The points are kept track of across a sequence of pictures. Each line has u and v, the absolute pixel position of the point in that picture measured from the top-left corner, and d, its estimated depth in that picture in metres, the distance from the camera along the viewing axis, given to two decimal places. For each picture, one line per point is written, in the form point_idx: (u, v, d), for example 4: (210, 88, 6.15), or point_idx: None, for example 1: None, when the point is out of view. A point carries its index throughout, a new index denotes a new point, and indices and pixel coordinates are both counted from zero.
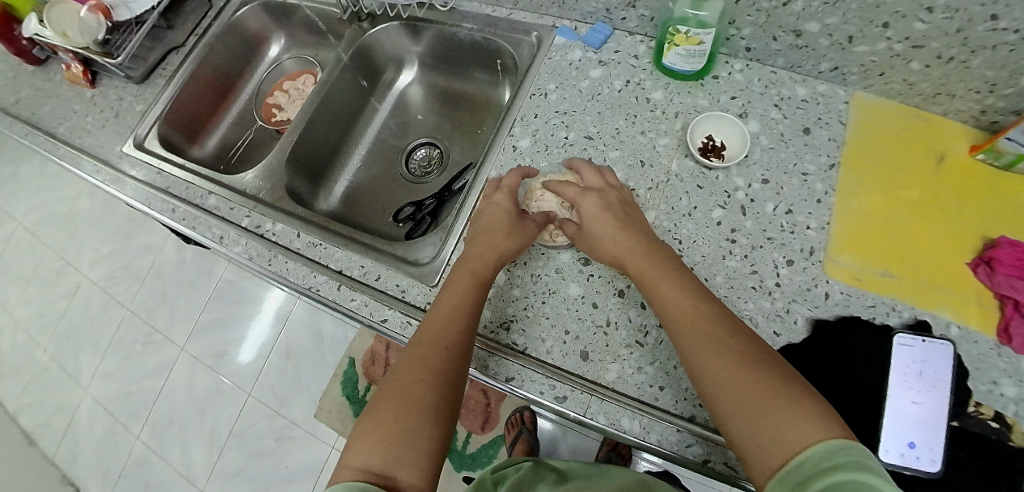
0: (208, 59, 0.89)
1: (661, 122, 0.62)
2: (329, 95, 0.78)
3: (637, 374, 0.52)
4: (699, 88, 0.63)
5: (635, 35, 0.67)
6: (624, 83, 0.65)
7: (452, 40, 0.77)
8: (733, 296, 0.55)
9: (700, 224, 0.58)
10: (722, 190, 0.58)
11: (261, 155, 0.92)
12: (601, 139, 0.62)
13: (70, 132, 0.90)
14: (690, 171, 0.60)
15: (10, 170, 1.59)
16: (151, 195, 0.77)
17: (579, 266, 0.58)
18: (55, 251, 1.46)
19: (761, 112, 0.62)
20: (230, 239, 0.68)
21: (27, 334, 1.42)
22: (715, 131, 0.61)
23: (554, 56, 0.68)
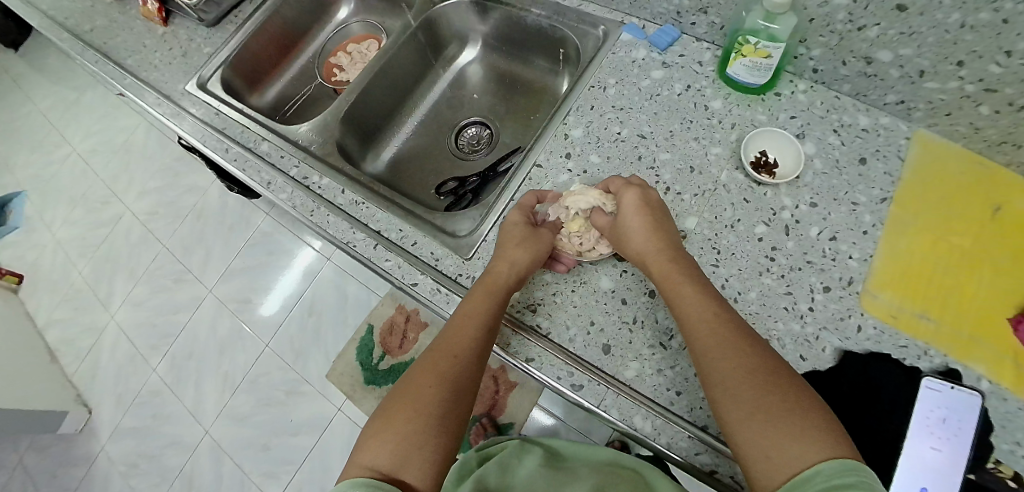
0: (280, 12, 0.93)
1: (716, 131, 0.62)
2: (390, 62, 0.80)
3: (655, 375, 0.52)
4: (760, 102, 0.63)
5: (701, 42, 0.67)
6: (684, 87, 0.65)
7: (519, 24, 0.78)
8: (765, 314, 0.55)
9: (742, 237, 0.57)
10: (768, 208, 0.58)
11: (317, 111, 0.95)
12: (654, 140, 0.62)
13: (138, 62, 0.94)
14: (739, 183, 0.59)
15: (72, 97, 1.66)
16: (208, 133, 0.80)
17: (613, 261, 0.59)
18: (105, 182, 1.54)
19: (818, 136, 0.61)
20: (277, 186, 0.71)
21: (66, 255, 1.51)
22: (773, 147, 0.61)
23: (618, 52, 0.68)
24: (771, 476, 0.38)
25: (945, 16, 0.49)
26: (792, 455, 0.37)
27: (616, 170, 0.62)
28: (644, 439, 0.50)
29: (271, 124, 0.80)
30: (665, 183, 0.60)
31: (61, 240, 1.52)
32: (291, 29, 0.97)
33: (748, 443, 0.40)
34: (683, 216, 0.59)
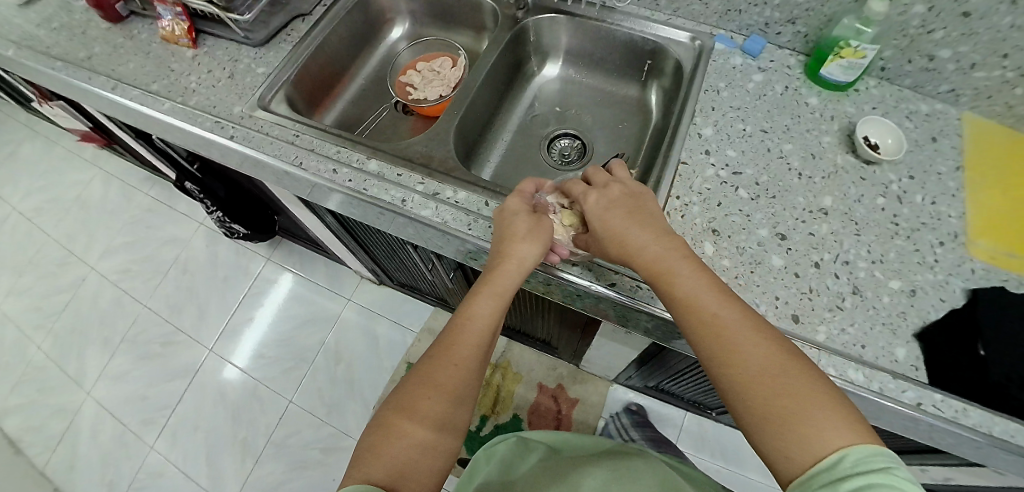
0: (333, 35, 0.90)
1: (822, 123, 0.75)
2: (488, 76, 0.84)
3: (842, 334, 0.61)
4: (847, 98, 0.78)
5: (785, 49, 0.82)
6: (784, 87, 0.78)
7: (607, 38, 0.87)
8: (907, 269, 0.65)
9: (870, 208, 0.69)
10: (881, 183, 0.71)
11: (393, 133, 0.91)
12: (775, 133, 0.74)
13: (174, 88, 0.85)
14: (853, 164, 0.72)
15: (43, 165, 1.60)
16: (299, 155, 0.74)
17: (777, 240, 0.66)
18: (65, 246, 1.44)
19: (898, 121, 0.76)
20: (414, 203, 0.67)
21: (18, 329, 1.35)
22: (880, 134, 0.73)
23: (718, 60, 0.80)
24: (789, 460, 0.42)
25: (999, 19, 0.65)
26: (812, 441, 0.41)
27: (752, 161, 0.71)
28: (856, 389, 0.58)
29: (367, 140, 0.76)
30: (795, 169, 0.71)
31: (14, 315, 1.37)
32: (345, 52, 0.95)
33: (763, 431, 0.44)
34: (819, 195, 0.69)
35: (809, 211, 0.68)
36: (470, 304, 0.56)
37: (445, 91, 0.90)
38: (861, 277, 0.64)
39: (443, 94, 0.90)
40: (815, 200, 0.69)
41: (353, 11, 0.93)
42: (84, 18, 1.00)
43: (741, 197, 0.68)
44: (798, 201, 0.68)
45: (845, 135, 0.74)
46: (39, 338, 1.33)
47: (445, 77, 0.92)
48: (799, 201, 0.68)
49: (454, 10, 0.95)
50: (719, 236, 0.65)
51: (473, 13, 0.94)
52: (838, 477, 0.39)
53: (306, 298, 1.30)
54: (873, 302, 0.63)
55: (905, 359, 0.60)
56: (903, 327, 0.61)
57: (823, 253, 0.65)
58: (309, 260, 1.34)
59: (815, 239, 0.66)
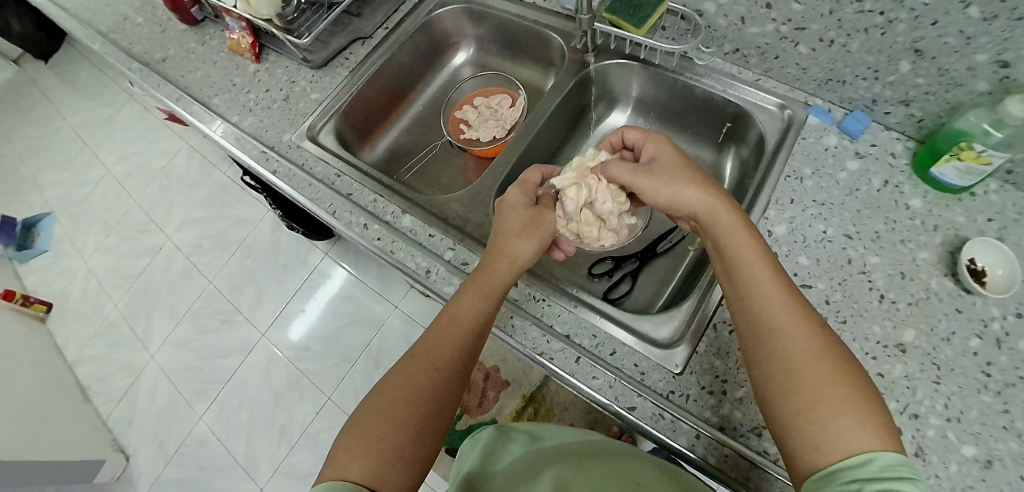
0: (390, 62, 0.90)
1: (920, 233, 0.65)
2: (542, 127, 0.81)
3: None
4: (957, 203, 0.66)
5: (892, 131, 0.69)
6: (882, 182, 0.68)
7: (681, 94, 0.81)
8: (987, 431, 0.56)
9: (959, 351, 0.60)
10: (980, 319, 0.61)
11: (440, 173, 0.91)
12: (861, 241, 0.65)
13: (232, 104, 0.88)
14: (950, 292, 0.62)
15: (138, 135, 1.79)
16: (335, 200, 0.73)
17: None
18: (150, 214, 1.63)
19: (1015, 241, 0.63)
20: (438, 276, 0.65)
21: (100, 284, 1.59)
22: (992, 260, 0.62)
23: (808, 138, 0.71)
24: (814, 452, 0.41)
25: None
26: (842, 435, 0.40)
27: (826, 274, 0.63)
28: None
29: (406, 189, 0.74)
30: (877, 289, 0.63)
31: (101, 273, 1.60)
32: (406, 78, 0.95)
33: (797, 423, 0.42)
34: (901, 328, 0.61)
35: (881, 344, 0.61)
36: (456, 302, 0.56)
37: (498, 132, 0.88)
38: (928, 436, 0.56)
39: (496, 136, 0.88)
40: (894, 332, 0.61)
41: (413, 37, 0.92)
42: (163, 17, 1.06)
43: None
44: (873, 331, 0.61)
45: (948, 251, 0.64)
46: (122, 298, 1.54)
47: (501, 117, 0.91)
48: (874, 331, 0.61)
49: (522, 41, 0.92)
50: None
51: (541, 46, 0.91)
52: (866, 474, 0.38)
53: (349, 297, 1.36)
54: (935, 467, 0.55)
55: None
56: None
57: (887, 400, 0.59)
58: (362, 260, 1.39)
59: (883, 381, 0.59)
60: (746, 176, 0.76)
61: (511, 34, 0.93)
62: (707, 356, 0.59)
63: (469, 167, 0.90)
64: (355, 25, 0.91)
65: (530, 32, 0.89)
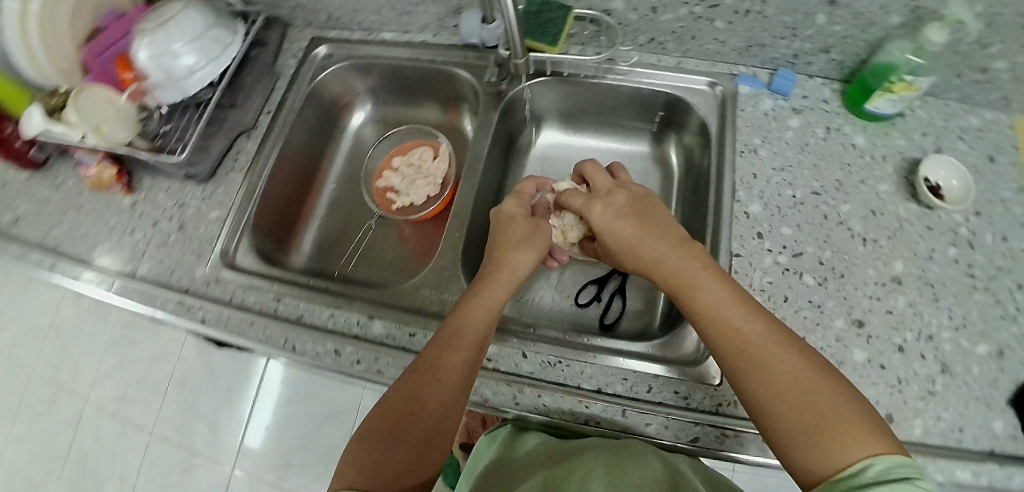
0: (286, 148, 0.80)
1: (874, 168, 0.66)
2: (483, 171, 0.75)
3: (939, 421, 0.55)
4: (893, 127, 0.69)
5: (815, 78, 0.72)
6: (825, 130, 0.69)
7: (604, 91, 0.77)
8: (991, 327, 0.59)
9: (944, 264, 0.62)
10: (947, 230, 0.63)
11: (383, 249, 0.81)
12: (828, 193, 0.65)
13: (123, 251, 0.74)
14: (916, 213, 0.64)
15: (7, 297, 1.50)
16: (287, 331, 0.63)
17: (855, 330, 0.59)
18: (52, 382, 1.38)
19: (950, 144, 0.67)
20: None
21: (28, 478, 1.35)
22: (946, 173, 0.64)
23: (747, 107, 0.71)
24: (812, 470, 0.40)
25: None
26: (839, 450, 0.39)
27: (811, 235, 0.63)
28: (962, 488, 0.53)
29: (357, 290, 0.68)
30: (858, 234, 0.63)
31: (23, 466, 1.36)
32: (307, 159, 0.85)
33: (795, 447, 0.41)
34: (890, 262, 0.62)
35: (881, 284, 0.61)
36: (457, 316, 0.54)
37: (432, 189, 0.82)
38: (946, 350, 0.58)
39: (431, 194, 0.82)
40: (886, 269, 0.62)
41: (300, 116, 0.83)
42: None
43: (808, 284, 0.61)
44: (869, 275, 0.61)
45: (903, 174, 0.66)
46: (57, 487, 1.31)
47: (428, 172, 0.84)
48: (869, 275, 0.62)
49: (420, 84, 0.86)
50: None
51: (444, 85, 0.84)
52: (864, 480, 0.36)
53: (317, 392, 1.23)
54: (964, 377, 0.57)
55: (1003, 431, 0.54)
56: (996, 398, 0.56)
57: (904, 333, 0.59)
58: None
59: (895, 316, 0.60)
60: (697, 163, 0.75)
61: (403, 79, 0.86)
62: None
63: (410, 234, 0.81)
64: (233, 116, 0.78)
65: (429, 74, 0.83)
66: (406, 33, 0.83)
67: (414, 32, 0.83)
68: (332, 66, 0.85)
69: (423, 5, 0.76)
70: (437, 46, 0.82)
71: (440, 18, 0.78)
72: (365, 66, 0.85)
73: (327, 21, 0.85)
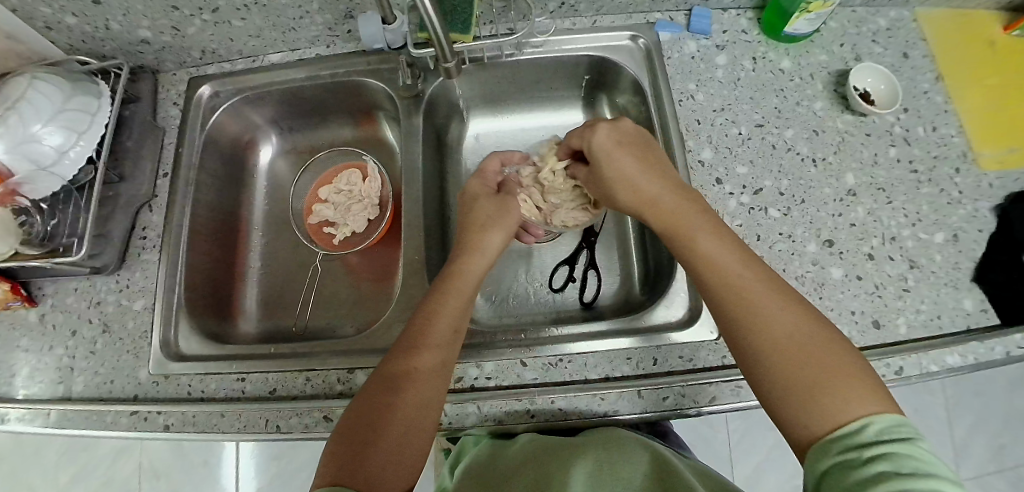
0: (197, 209, 0.71)
1: (806, 88, 0.67)
2: (428, 182, 0.70)
3: (919, 314, 0.59)
4: (812, 44, 0.70)
5: (729, 10, 0.71)
6: (751, 60, 0.69)
7: (531, 67, 0.73)
8: (940, 214, 0.63)
9: (889, 167, 0.64)
10: (884, 132, 0.66)
11: (340, 288, 0.74)
12: (771, 123, 0.66)
13: (50, 374, 0.65)
14: (853, 123, 0.66)
15: None
16: (262, 411, 0.57)
17: (828, 250, 0.61)
18: None
19: (867, 49, 0.70)
20: (454, 416, 0.55)
21: None
22: (873, 79, 0.67)
23: (673, 54, 0.69)
24: (805, 428, 0.39)
25: None
26: (838, 404, 0.38)
27: (766, 168, 0.64)
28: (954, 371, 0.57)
29: (329, 343, 0.61)
30: (807, 156, 0.64)
31: None
32: (223, 215, 0.75)
33: (794, 399, 0.40)
34: (841, 175, 0.64)
35: (840, 200, 0.63)
36: (435, 304, 0.53)
37: (372, 212, 0.75)
38: (910, 247, 0.61)
39: (371, 217, 0.75)
40: (840, 184, 0.64)
41: (202, 170, 0.72)
42: None
43: (775, 217, 0.62)
44: (826, 194, 0.63)
45: (834, 88, 0.67)
46: None
47: (361, 195, 0.75)
48: (826, 194, 0.63)
49: (326, 102, 0.77)
50: None
51: (352, 96, 0.76)
52: (861, 440, 0.36)
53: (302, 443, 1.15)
54: (931, 267, 0.61)
55: (973, 307, 0.59)
56: (963, 279, 0.60)
57: (871, 240, 0.62)
58: None
59: (858, 229, 0.62)
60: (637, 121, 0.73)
61: (305, 101, 0.77)
62: None
63: (363, 265, 0.75)
64: (125, 191, 0.68)
65: (335, 87, 0.74)
66: (296, 50, 0.74)
67: (304, 47, 0.74)
68: (222, 105, 0.74)
69: (307, 16, 0.67)
70: (329, 58, 0.73)
71: (330, 26, 0.70)
72: (259, 97, 0.75)
73: (201, 57, 0.74)
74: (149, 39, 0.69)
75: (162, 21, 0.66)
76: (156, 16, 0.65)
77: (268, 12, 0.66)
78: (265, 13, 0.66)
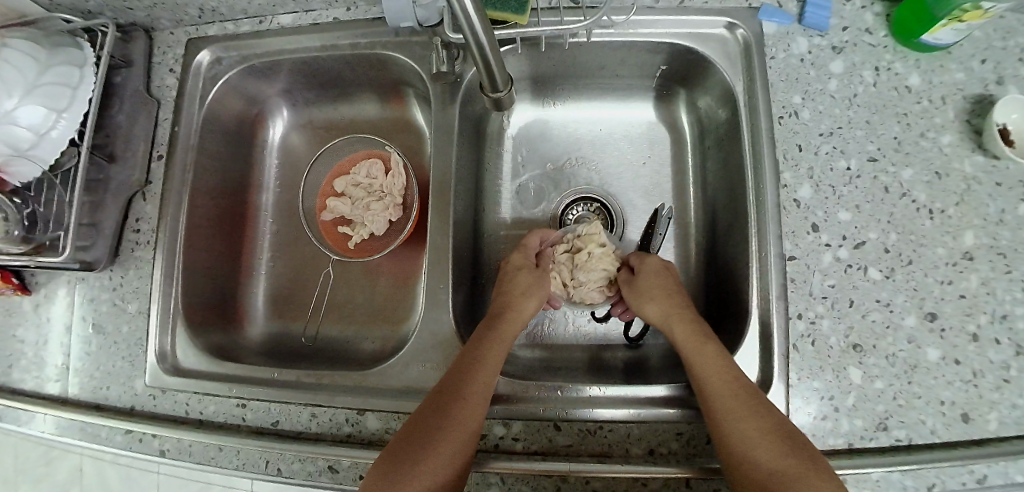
0: (192, 199, 0.61)
1: (934, 115, 0.56)
2: (468, 191, 0.60)
3: (1017, 410, 0.52)
4: (947, 56, 0.57)
5: (854, 2, 0.58)
6: (874, 71, 0.56)
7: (597, 55, 0.58)
8: None
9: (1015, 227, 0.55)
10: (1017, 181, 0.55)
11: (354, 298, 0.65)
12: (886, 157, 0.54)
13: (36, 373, 0.60)
14: (983, 167, 0.55)
15: None
16: (264, 449, 0.52)
17: (927, 326, 0.53)
18: None
19: (1013, 71, 0.57)
20: (480, 482, 0.50)
21: None
22: (1019, 115, 0.55)
23: (777, 54, 0.55)
24: None
25: None
26: None
27: (873, 215, 0.53)
28: None
29: (335, 375, 0.54)
30: (923, 205, 0.54)
31: None
32: (226, 203, 0.66)
33: None
34: (959, 234, 0.54)
35: (952, 264, 0.54)
36: (482, 341, 0.50)
37: (393, 213, 0.61)
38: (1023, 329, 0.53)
39: (393, 219, 0.62)
40: (956, 243, 0.54)
41: (202, 152, 0.62)
42: None
43: (875, 279, 0.53)
44: (939, 254, 0.54)
45: (968, 119, 0.56)
46: None
47: (382, 191, 0.62)
48: (938, 254, 0.54)
49: (346, 75, 0.64)
50: (863, 351, 0.52)
51: (377, 71, 0.63)
52: None
53: None
54: None
55: None
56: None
57: (979, 317, 0.53)
58: None
59: (967, 301, 0.54)
60: (713, 135, 0.61)
61: (323, 73, 0.64)
62: (803, 382, 0.51)
63: (382, 272, 0.65)
64: (117, 175, 0.60)
65: (357, 59, 0.61)
66: (310, 12, 0.61)
67: (320, 9, 0.60)
68: (224, 75, 0.62)
69: None
70: (347, 25, 0.59)
71: None
72: (267, 66, 0.63)
73: (199, 15, 0.62)
74: None
75: None
76: None
77: None
78: None
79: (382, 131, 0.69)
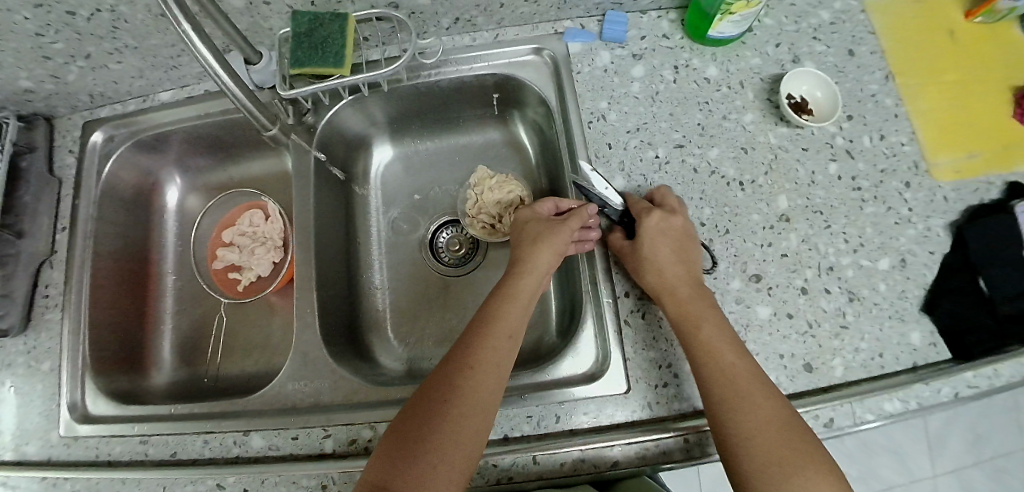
0: (96, 263, 0.68)
1: (734, 99, 0.63)
2: (336, 221, 0.67)
3: (856, 352, 0.56)
4: (742, 46, 0.65)
5: (649, 12, 0.65)
6: (673, 69, 0.63)
7: (437, 92, 0.66)
8: (886, 238, 0.60)
9: (827, 186, 0.61)
10: (824, 143, 0.62)
11: (253, 334, 0.71)
12: (692, 142, 0.61)
13: None
14: (788, 136, 0.62)
15: None
16: (165, 476, 0.57)
17: (754, 286, 0.58)
18: None
19: (807, 49, 0.66)
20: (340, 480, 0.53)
21: None
22: (808, 86, 0.63)
23: (583, 68, 0.63)
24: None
25: None
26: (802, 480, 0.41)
27: (685, 194, 0.60)
28: (895, 418, 0.54)
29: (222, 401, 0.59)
30: (733, 179, 0.61)
31: None
32: (130, 265, 0.73)
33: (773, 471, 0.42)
34: (772, 199, 0.60)
35: (769, 227, 0.60)
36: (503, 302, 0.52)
37: (275, 255, 0.69)
38: (850, 277, 0.58)
39: (276, 260, 0.69)
40: (771, 209, 0.60)
41: (100, 221, 0.69)
42: None
43: None
44: (755, 221, 0.60)
45: (766, 95, 0.63)
46: None
47: (264, 236, 0.70)
48: (755, 220, 0.60)
49: (226, 138, 0.72)
50: None
51: (249, 131, 0.71)
52: None
53: None
54: (873, 299, 0.58)
55: (921, 341, 0.56)
56: (906, 309, 0.57)
57: (806, 273, 0.58)
58: None
59: (790, 259, 0.59)
60: (549, 142, 0.66)
61: (207, 140, 0.72)
62: (640, 354, 0.55)
63: (277, 308, 0.71)
64: (25, 249, 0.66)
65: (228, 124, 0.69)
66: (185, 87, 0.70)
67: (193, 83, 0.69)
68: (115, 152, 0.70)
69: (184, 54, 0.63)
70: (220, 94, 0.68)
71: None
72: (153, 141, 0.71)
73: (91, 100, 0.70)
74: (32, 89, 0.65)
75: (40, 72, 0.63)
76: (31, 67, 0.61)
77: (142, 52, 0.62)
78: (140, 54, 0.62)
79: (267, 184, 0.77)
